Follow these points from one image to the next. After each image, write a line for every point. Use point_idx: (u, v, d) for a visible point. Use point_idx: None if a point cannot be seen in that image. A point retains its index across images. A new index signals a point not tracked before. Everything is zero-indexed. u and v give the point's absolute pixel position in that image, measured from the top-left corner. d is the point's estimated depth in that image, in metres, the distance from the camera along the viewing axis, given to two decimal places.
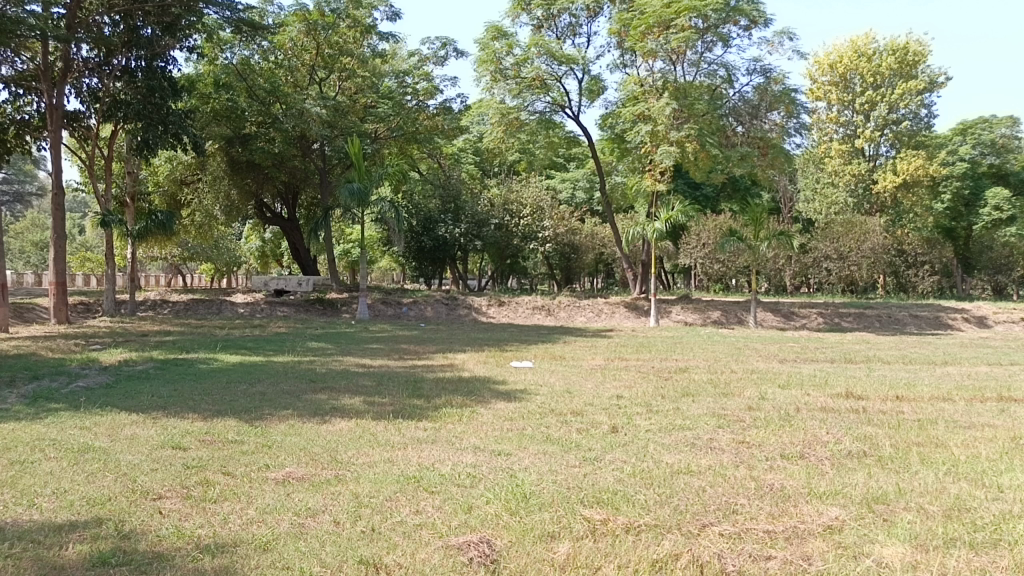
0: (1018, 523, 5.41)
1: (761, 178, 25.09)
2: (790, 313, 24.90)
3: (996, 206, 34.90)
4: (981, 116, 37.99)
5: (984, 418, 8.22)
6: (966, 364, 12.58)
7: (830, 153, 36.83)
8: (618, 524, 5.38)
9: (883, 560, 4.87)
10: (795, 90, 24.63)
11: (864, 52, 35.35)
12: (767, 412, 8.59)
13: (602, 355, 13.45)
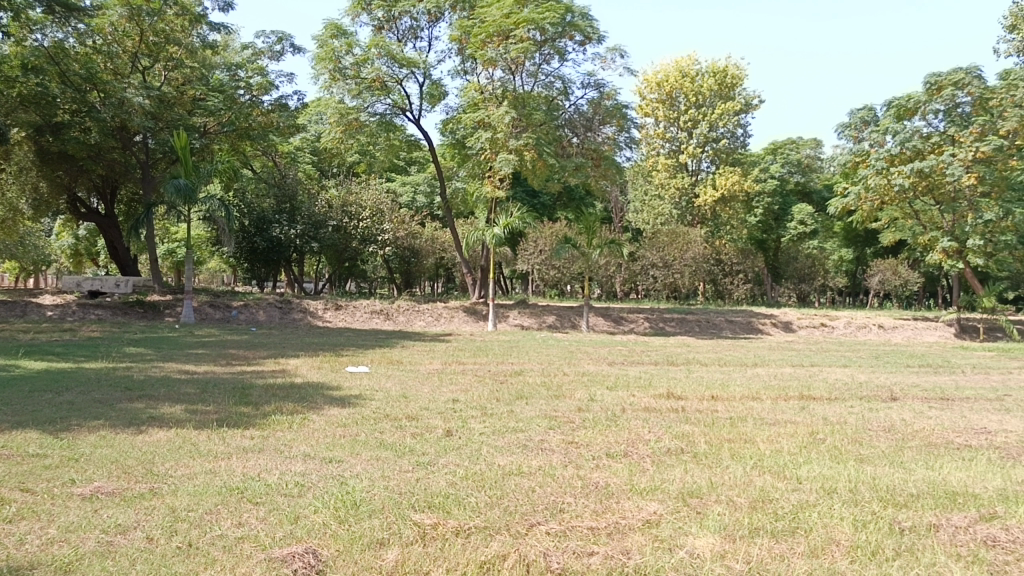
0: (812, 512, 5.91)
1: (594, 188, 26.05)
2: (619, 318, 26.00)
3: (801, 221, 38.71)
4: (790, 138, 42.10)
5: (787, 415, 8.95)
6: (772, 365, 13.66)
7: (657, 167, 38.73)
8: (448, 527, 5.40)
9: (695, 551, 5.18)
10: (626, 106, 25.84)
11: (688, 73, 37.71)
12: (595, 413, 8.92)
13: (439, 359, 13.49)
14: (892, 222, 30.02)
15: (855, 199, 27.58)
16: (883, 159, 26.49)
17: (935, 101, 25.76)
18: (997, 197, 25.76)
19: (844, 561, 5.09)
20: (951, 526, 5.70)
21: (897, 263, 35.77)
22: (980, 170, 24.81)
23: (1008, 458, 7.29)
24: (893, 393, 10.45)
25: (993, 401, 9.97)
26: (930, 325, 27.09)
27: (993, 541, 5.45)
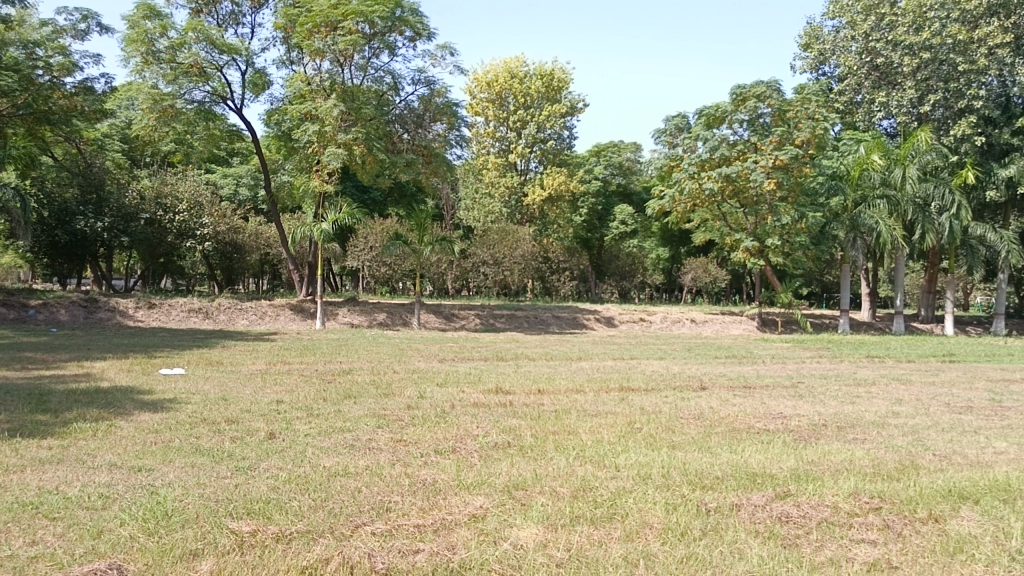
0: (628, 498, 6.22)
1: (425, 184, 26.03)
2: (450, 315, 26.17)
3: (623, 221, 40.22)
4: (612, 141, 43.22)
5: (608, 406, 9.35)
6: (595, 358, 14.24)
7: (488, 165, 39.26)
8: (268, 534, 5.21)
9: (518, 542, 5.30)
10: (457, 104, 26.01)
11: (516, 74, 38.61)
12: (424, 410, 8.91)
13: (262, 359, 13.00)
14: (702, 224, 31.91)
15: (670, 201, 29.21)
16: (694, 164, 28.10)
17: (740, 112, 27.61)
18: (793, 202, 28.04)
19: (656, 543, 5.39)
20: (750, 505, 6.18)
21: (708, 262, 38.39)
22: (778, 176, 27.02)
23: (800, 440, 7.99)
24: (703, 383, 11.21)
25: (789, 388, 10.93)
26: (736, 319, 29.22)
27: (786, 517, 5.95)
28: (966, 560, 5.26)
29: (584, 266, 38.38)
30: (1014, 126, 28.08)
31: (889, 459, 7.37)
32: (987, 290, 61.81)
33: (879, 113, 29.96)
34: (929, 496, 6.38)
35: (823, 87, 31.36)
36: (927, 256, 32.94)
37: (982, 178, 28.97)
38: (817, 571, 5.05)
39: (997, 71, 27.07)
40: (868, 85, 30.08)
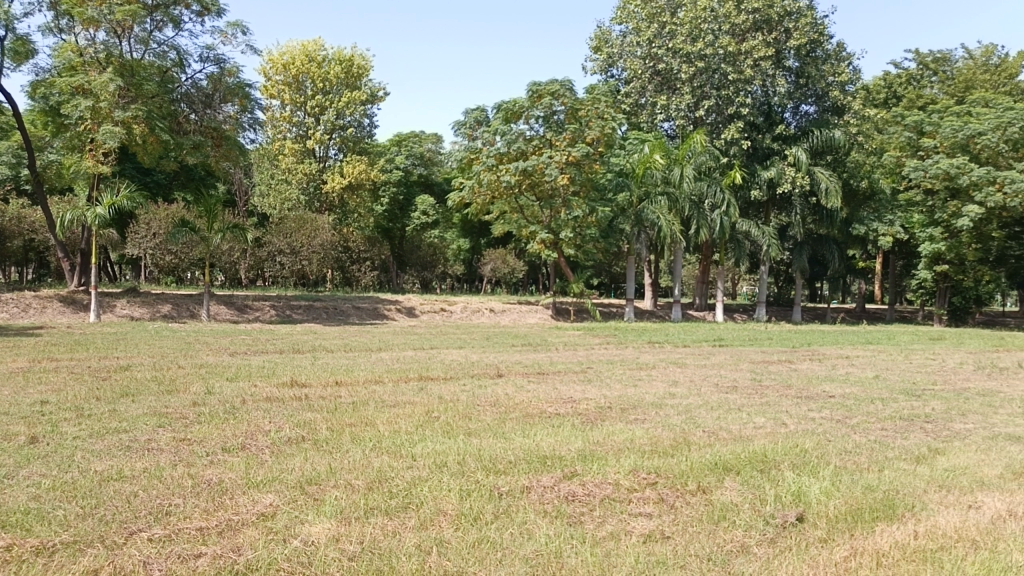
0: (424, 486, 6.26)
1: (215, 169, 24.66)
2: (243, 306, 25.05)
3: (424, 211, 40.48)
4: (413, 131, 43.68)
5: (407, 396, 9.37)
6: (395, 349, 14.21)
7: (284, 151, 37.78)
8: (26, 548, 4.74)
9: (309, 539, 5.18)
10: (250, 85, 24.87)
11: (314, 57, 37.45)
12: (212, 407, 8.48)
13: (25, 356, 11.75)
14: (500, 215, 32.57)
15: (470, 193, 29.70)
16: (493, 156, 28.74)
17: (536, 108, 28.66)
18: (584, 196, 29.36)
19: (450, 529, 5.47)
20: (541, 486, 6.43)
21: (506, 253, 39.60)
22: (571, 171, 28.32)
23: (587, 422, 8.42)
24: (500, 370, 11.52)
25: (579, 373, 11.49)
26: (532, 309, 30.23)
27: (573, 496, 6.26)
28: (728, 527, 5.78)
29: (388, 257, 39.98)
30: (774, 132, 31.38)
31: (665, 437, 7.94)
32: (752, 280, 68.58)
33: (660, 116, 31.87)
34: (698, 469, 6.96)
35: (611, 88, 32.74)
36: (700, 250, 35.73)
37: (748, 179, 31.76)
38: (600, 545, 5.35)
39: (761, 81, 29.74)
40: (651, 88, 32.10)
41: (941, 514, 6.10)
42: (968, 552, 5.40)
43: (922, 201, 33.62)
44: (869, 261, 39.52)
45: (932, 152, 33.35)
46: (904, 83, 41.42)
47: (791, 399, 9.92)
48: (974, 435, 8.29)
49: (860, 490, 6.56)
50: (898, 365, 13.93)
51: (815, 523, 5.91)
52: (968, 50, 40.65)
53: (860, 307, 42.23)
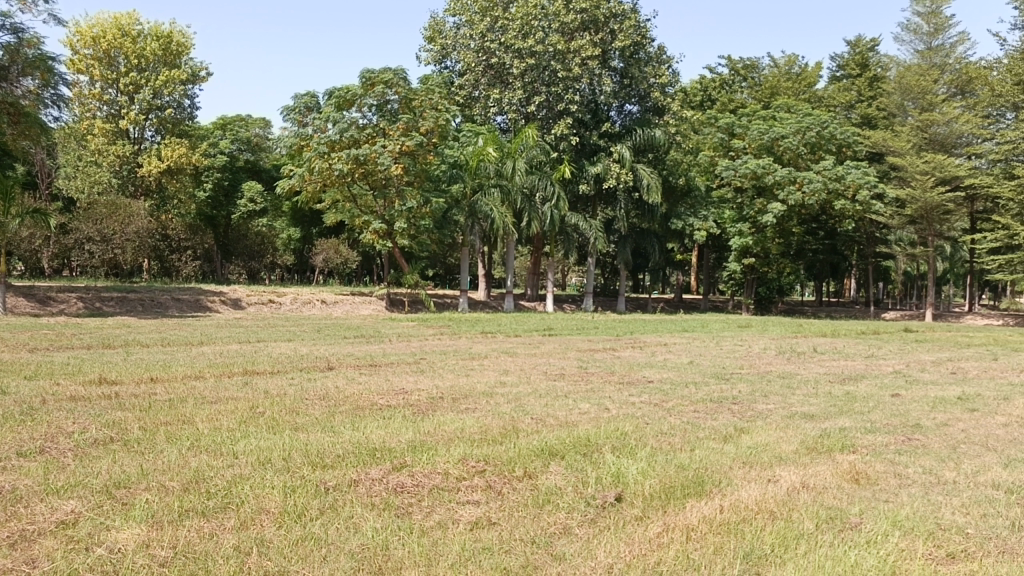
0: (244, 485, 6.02)
1: (12, 147, 22.56)
2: (46, 299, 23.13)
3: (251, 199, 38.23)
4: (240, 115, 41.82)
5: (229, 392, 8.97)
6: (218, 342, 13.57)
7: (92, 131, 34.92)
8: None
9: (115, 546, 4.85)
10: (53, 58, 22.91)
11: (128, 32, 34.81)
12: (6, 407, 7.76)
13: None
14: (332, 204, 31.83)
15: (300, 180, 28.80)
16: (324, 144, 28.02)
17: (368, 96, 28.38)
18: (418, 186, 29.26)
19: (271, 528, 5.29)
20: (369, 479, 6.36)
21: (338, 243, 38.75)
22: (405, 161, 28.22)
23: (418, 413, 8.41)
24: (330, 363, 11.28)
25: (412, 364, 11.46)
26: (365, 300, 29.81)
27: (401, 487, 6.23)
28: (551, 509, 5.97)
29: (206, 245, 38.45)
30: (601, 130, 32.67)
31: (495, 425, 8.07)
32: (581, 272, 71.22)
33: (493, 109, 32.19)
34: (525, 455, 7.14)
35: (445, 80, 32.73)
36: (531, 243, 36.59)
37: (576, 174, 32.80)
38: (426, 535, 5.36)
39: (588, 80, 30.91)
40: (484, 81, 32.38)
41: (743, 488, 6.60)
42: (767, 522, 5.87)
43: (732, 198, 36.60)
44: (685, 254, 41.83)
45: (743, 152, 36.63)
46: (718, 87, 43.39)
47: (614, 385, 10.39)
48: (774, 414, 9.02)
49: (674, 469, 6.97)
50: (710, 351, 14.94)
51: (633, 503, 6.21)
52: (774, 58, 44.35)
53: (678, 297, 44.65)
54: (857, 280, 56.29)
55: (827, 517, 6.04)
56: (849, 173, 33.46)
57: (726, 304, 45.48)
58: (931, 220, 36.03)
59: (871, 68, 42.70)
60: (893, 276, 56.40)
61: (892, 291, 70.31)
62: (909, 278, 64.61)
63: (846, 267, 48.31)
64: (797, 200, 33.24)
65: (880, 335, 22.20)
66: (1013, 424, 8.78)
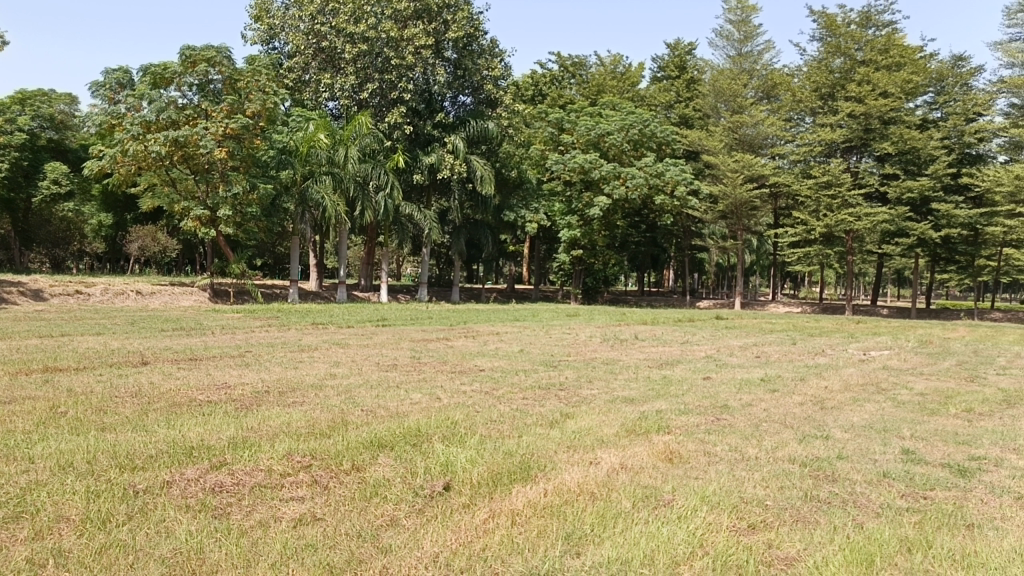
0: (40, 492, 5.55)
1: None
2: None
3: (55, 181, 33.90)
4: (40, 90, 38.42)
5: (25, 391, 8.23)
6: (14, 337, 12.39)
7: None
8: None
9: None
10: None
11: None
12: None
13: None
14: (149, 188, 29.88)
15: (111, 162, 26.75)
16: (138, 124, 26.16)
17: (188, 75, 26.93)
18: (244, 172, 28.08)
19: (71, 536, 4.91)
20: (183, 479, 6.04)
21: (155, 230, 36.51)
22: (229, 144, 27.05)
23: (241, 408, 8.08)
24: (144, 358, 10.59)
25: (235, 358, 10.97)
26: (186, 291, 28.22)
27: (219, 487, 5.97)
28: (378, 502, 5.92)
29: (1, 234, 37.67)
30: (434, 120, 32.70)
31: (323, 418, 7.91)
32: (414, 262, 71.25)
33: (324, 94, 31.34)
34: (353, 448, 7.04)
35: (272, 62, 31.45)
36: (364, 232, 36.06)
37: (410, 163, 32.58)
38: (245, 536, 5.16)
39: (422, 69, 30.86)
40: (315, 65, 31.45)
41: (567, 471, 6.84)
42: (587, 504, 6.11)
43: (562, 191, 37.74)
44: (517, 245, 42.61)
45: (571, 146, 37.81)
46: (548, 82, 44.61)
47: (445, 374, 10.47)
48: (597, 399, 9.41)
49: (501, 456, 7.11)
50: (539, 339, 15.35)
51: (460, 491, 6.28)
52: (600, 57, 45.85)
53: (510, 287, 45.40)
54: (675, 271, 59.74)
55: (644, 496, 6.37)
56: (669, 169, 36.03)
57: (556, 294, 46.89)
58: (740, 215, 38.95)
59: (688, 70, 45.16)
60: (706, 267, 60.29)
61: (705, 280, 75.15)
62: (720, 268, 69.33)
63: (665, 258, 51.07)
64: (621, 194, 34.88)
65: (695, 322, 23.72)
66: (807, 402, 9.64)
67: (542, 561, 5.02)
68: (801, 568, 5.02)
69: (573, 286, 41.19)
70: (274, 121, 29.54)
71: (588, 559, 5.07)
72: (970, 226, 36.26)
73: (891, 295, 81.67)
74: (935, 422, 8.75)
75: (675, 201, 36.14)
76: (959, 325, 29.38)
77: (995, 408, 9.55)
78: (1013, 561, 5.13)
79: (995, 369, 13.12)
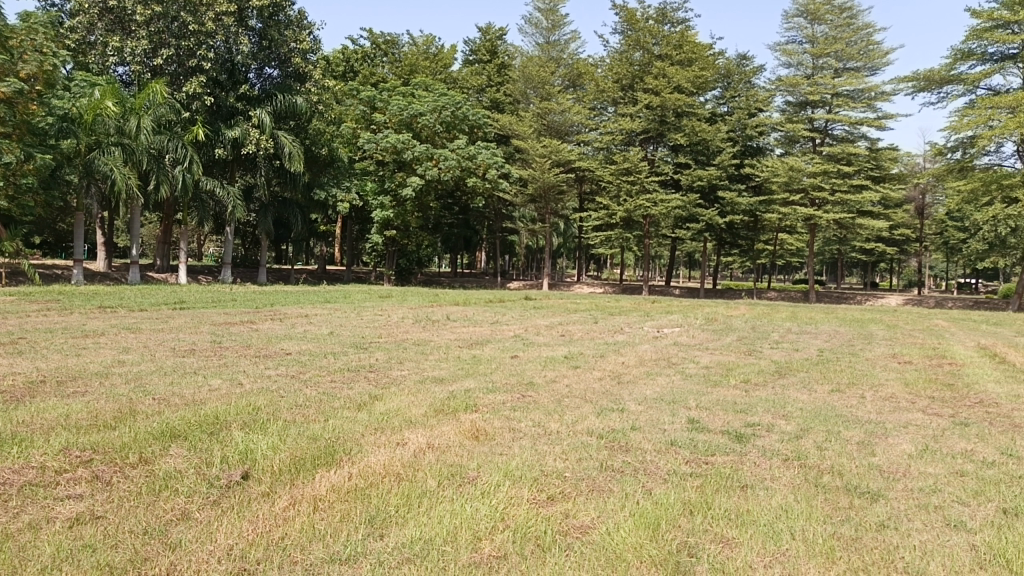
0: None
1: None
2: None
3: None
4: None
5: None
6: None
7: None
8: None
9: None
10: None
11: None
12: None
13: None
14: None
15: None
16: None
17: None
18: (17, 141, 24.57)
19: None
20: None
21: None
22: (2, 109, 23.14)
23: (10, 402, 7.33)
24: None
25: (6, 345, 9.90)
26: None
27: None
28: (169, 496, 5.58)
29: None
30: (238, 92, 31.09)
31: (108, 409, 7.35)
32: (215, 240, 67.64)
33: (111, 58, 28.67)
34: (142, 439, 6.60)
35: (52, 19, 28.42)
36: (161, 209, 33.79)
37: (211, 137, 30.75)
38: (11, 540, 4.70)
39: (223, 37, 29.27)
40: (101, 26, 28.63)
41: (372, 454, 6.78)
42: (393, 485, 6.09)
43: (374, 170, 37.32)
44: (329, 225, 41.58)
45: (383, 126, 37.43)
46: (360, 58, 43.76)
47: (249, 359, 10.03)
48: (407, 380, 9.41)
49: (305, 441, 6.94)
50: (349, 322, 15.07)
51: (260, 479, 6.06)
52: (412, 37, 45.58)
53: (320, 268, 44.18)
54: (487, 253, 60.78)
55: (449, 474, 6.45)
56: (481, 152, 36.77)
57: (369, 275, 46.34)
58: (548, 199, 40.28)
59: (499, 56, 45.71)
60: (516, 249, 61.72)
61: (515, 263, 76.96)
62: (530, 250, 71.13)
63: (478, 239, 51.73)
64: (433, 175, 35.08)
65: (504, 303, 24.25)
66: (605, 377, 10.15)
67: (344, 546, 4.95)
68: (594, 536, 5.27)
69: (386, 267, 40.88)
70: (53, 85, 26.87)
71: (391, 541, 5.05)
72: (751, 213, 39.85)
73: (682, 277, 87.58)
74: (717, 393, 9.52)
75: (486, 183, 36.81)
76: (739, 304, 32.09)
77: (768, 378, 10.55)
78: (780, 517, 5.69)
79: (768, 343, 14.44)
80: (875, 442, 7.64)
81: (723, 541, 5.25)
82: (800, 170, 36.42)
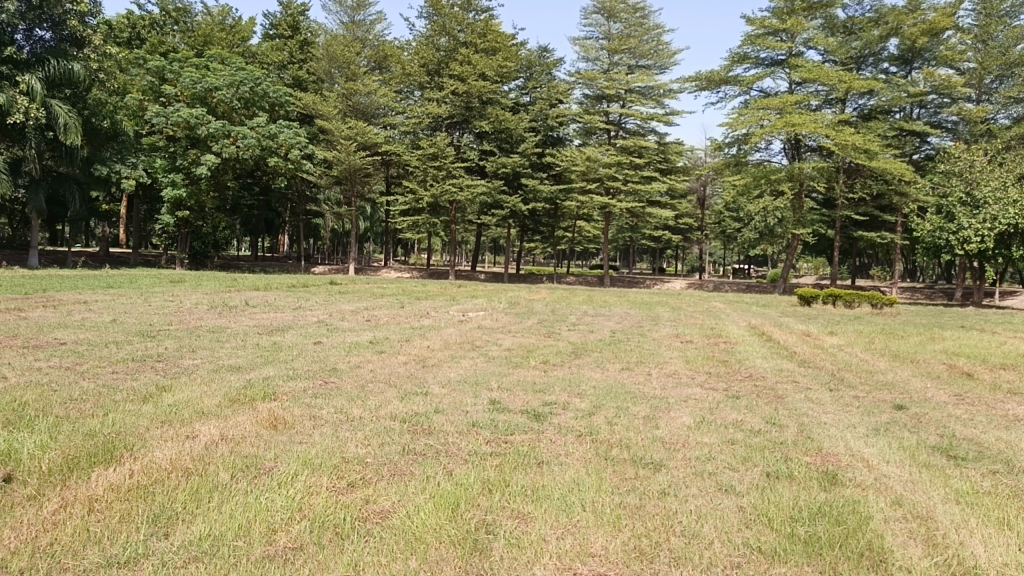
0: None
1: None
2: None
3: None
4: None
5: None
6: None
7: None
8: None
9: None
10: None
11: None
12: None
13: None
14: None
15: None
16: None
17: None
18: None
19: None
20: None
21: None
22: None
23: None
24: None
25: None
26: None
27: None
28: None
29: None
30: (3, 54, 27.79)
31: None
32: None
33: None
34: None
35: None
36: None
37: None
38: None
39: None
40: None
41: (157, 449, 6.38)
42: (180, 481, 5.76)
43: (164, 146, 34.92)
44: (112, 204, 38.41)
45: (173, 99, 35.02)
46: (147, 26, 39.73)
47: (15, 350, 9.08)
48: (199, 369, 8.94)
49: (80, 438, 6.40)
50: (135, 308, 14.02)
51: (24, 481, 5.53)
52: (207, 5, 43.06)
53: (104, 250, 40.71)
54: (290, 237, 58.89)
55: (243, 466, 6.20)
56: (282, 132, 35.92)
57: (160, 258, 43.43)
58: (354, 181, 39.63)
59: (301, 32, 44.29)
60: (320, 233, 60.32)
61: (320, 246, 75.27)
62: (335, 233, 69.46)
63: (280, 222, 49.82)
64: (231, 153, 33.39)
65: (306, 288, 23.64)
66: (410, 362, 10.18)
67: (123, 549, 4.63)
68: (394, 520, 5.27)
69: (178, 250, 38.42)
70: None
71: (176, 539, 4.79)
72: (551, 200, 41.24)
73: (488, 262, 89.67)
74: (517, 373, 9.85)
75: (288, 164, 35.90)
76: (539, 287, 33.14)
77: (565, 359, 11.05)
78: (572, 490, 5.98)
79: (565, 325, 15.13)
80: (659, 416, 8.21)
81: (519, 517, 5.43)
82: (597, 160, 38.26)
